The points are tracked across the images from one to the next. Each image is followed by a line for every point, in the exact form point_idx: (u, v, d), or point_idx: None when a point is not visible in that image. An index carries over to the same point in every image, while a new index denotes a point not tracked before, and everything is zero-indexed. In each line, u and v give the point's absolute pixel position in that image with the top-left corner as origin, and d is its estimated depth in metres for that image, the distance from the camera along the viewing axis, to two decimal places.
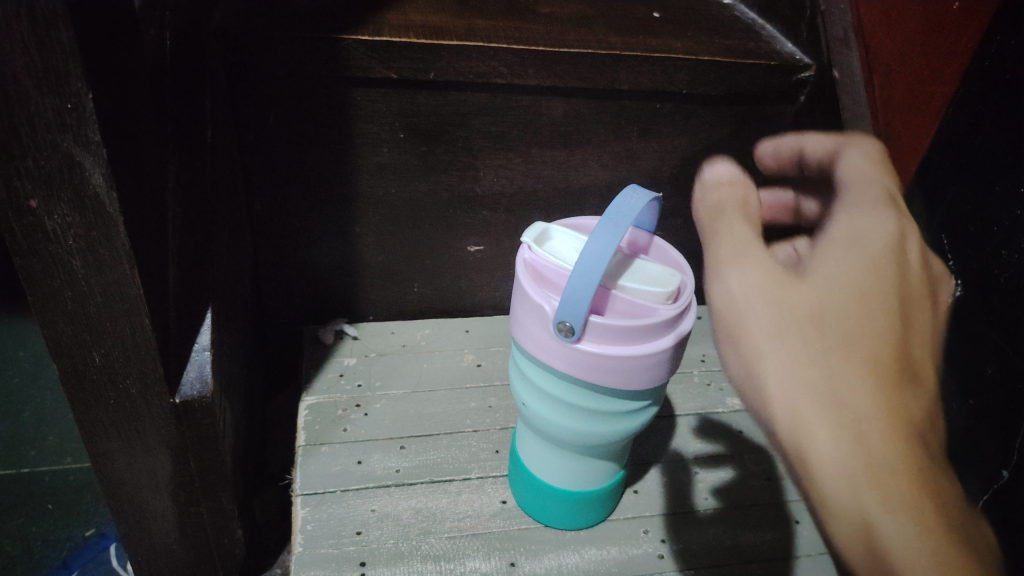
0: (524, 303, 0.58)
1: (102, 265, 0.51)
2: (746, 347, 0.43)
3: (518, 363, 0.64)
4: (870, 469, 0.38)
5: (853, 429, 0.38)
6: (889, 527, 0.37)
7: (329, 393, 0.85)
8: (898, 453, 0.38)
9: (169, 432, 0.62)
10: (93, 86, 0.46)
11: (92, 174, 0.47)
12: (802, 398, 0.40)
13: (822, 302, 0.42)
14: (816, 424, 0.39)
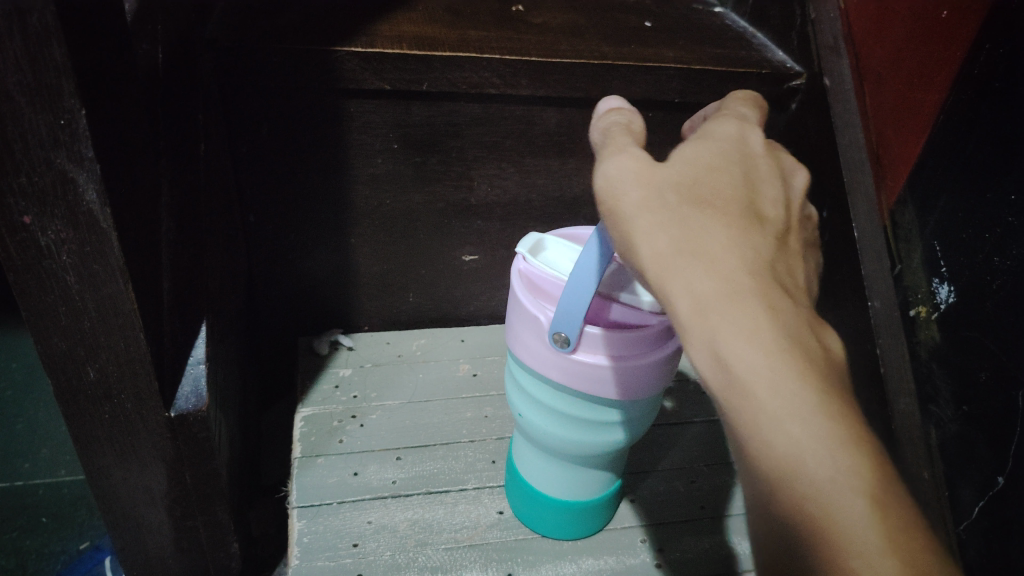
0: (520, 313, 0.58)
1: (96, 280, 0.51)
2: (615, 217, 0.38)
3: (514, 373, 0.64)
4: (755, 333, 0.32)
5: (723, 301, 0.33)
6: (784, 402, 0.31)
7: (324, 405, 0.85)
8: (783, 322, 0.33)
9: (165, 446, 0.62)
10: (86, 102, 0.46)
11: (85, 190, 0.47)
12: (677, 267, 0.35)
13: (689, 180, 0.38)
14: (696, 298, 0.34)
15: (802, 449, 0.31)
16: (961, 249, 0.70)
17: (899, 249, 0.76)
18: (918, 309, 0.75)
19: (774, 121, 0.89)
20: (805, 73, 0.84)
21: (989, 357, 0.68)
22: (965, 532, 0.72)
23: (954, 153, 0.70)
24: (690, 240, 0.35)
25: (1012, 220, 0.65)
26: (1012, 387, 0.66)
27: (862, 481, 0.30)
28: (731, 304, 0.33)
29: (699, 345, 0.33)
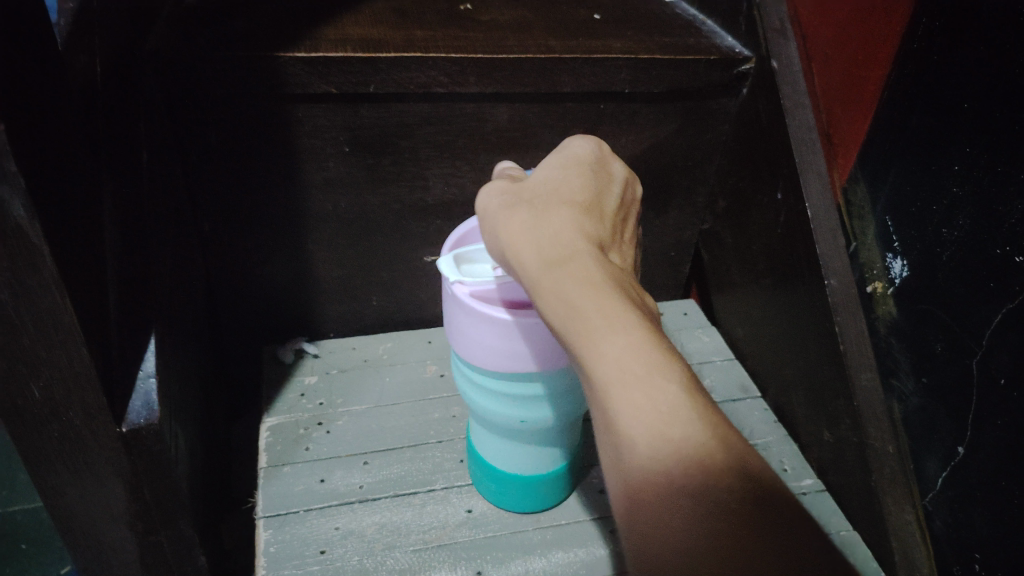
0: (458, 309, 0.57)
1: (31, 297, 0.50)
2: (486, 223, 0.48)
3: (462, 370, 0.63)
4: (575, 277, 0.41)
5: (553, 258, 0.42)
6: (599, 323, 0.38)
7: (290, 414, 0.84)
8: (598, 268, 0.42)
9: (119, 462, 0.61)
10: (6, 115, 0.45)
11: (13, 206, 0.47)
12: (524, 241, 0.44)
13: (538, 183, 0.48)
14: (537, 258, 0.43)
15: (628, 340, 0.37)
16: (911, 222, 0.70)
17: (854, 226, 0.78)
18: (874, 286, 0.76)
19: (727, 106, 0.89)
20: (753, 57, 0.84)
21: (944, 328, 0.67)
22: (932, 503, 0.71)
23: (900, 128, 0.71)
24: (534, 220, 0.45)
25: (958, 191, 0.65)
26: (966, 355, 0.65)
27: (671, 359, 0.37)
28: (559, 259, 0.42)
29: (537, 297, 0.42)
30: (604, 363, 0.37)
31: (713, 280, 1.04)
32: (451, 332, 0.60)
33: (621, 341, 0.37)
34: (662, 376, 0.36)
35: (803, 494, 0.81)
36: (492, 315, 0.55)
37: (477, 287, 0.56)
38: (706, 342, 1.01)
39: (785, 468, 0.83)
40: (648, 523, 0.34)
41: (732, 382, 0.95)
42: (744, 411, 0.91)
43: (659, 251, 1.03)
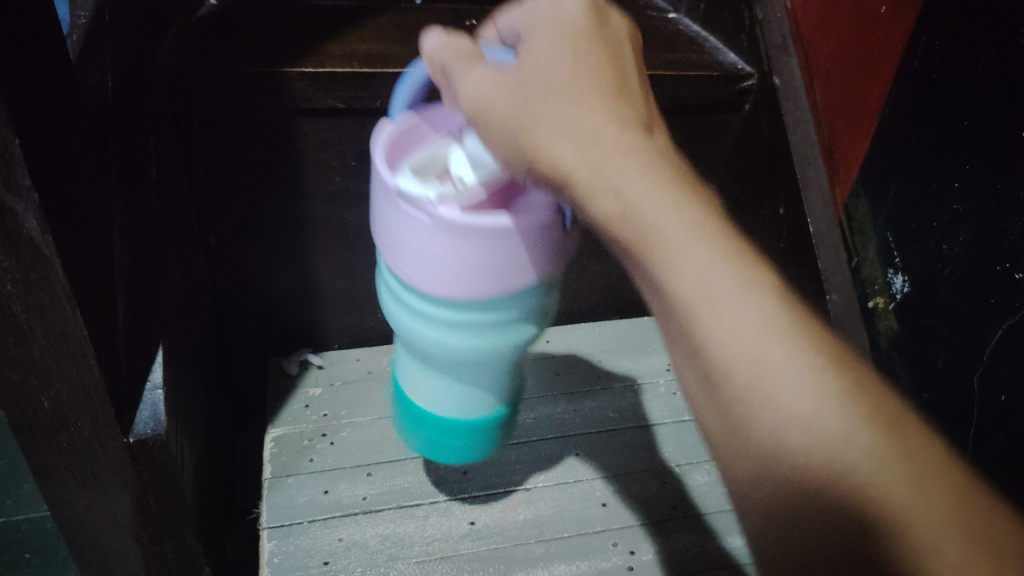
0: (425, 228, 0.46)
1: (42, 308, 0.51)
2: (493, 128, 0.41)
3: (423, 307, 0.52)
4: (637, 192, 0.36)
5: (588, 158, 0.37)
6: (690, 265, 0.35)
7: (294, 425, 0.84)
8: (674, 184, 0.37)
9: (126, 473, 0.62)
10: (20, 130, 0.46)
11: (25, 219, 0.47)
12: (550, 140, 0.38)
13: (542, 67, 0.40)
14: (575, 161, 0.38)
15: (725, 291, 0.35)
16: (911, 238, 0.71)
17: (855, 241, 0.78)
18: (875, 301, 0.76)
19: (729, 121, 0.90)
20: (756, 73, 0.85)
21: (944, 343, 0.68)
22: None
23: (900, 144, 0.71)
24: (561, 121, 0.38)
25: (958, 207, 0.65)
26: (966, 370, 0.66)
27: (780, 307, 0.35)
28: (605, 164, 0.37)
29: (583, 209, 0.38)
30: (715, 327, 0.35)
31: None
32: (413, 266, 0.48)
33: (745, 309, 0.35)
34: (775, 343, 0.34)
35: None
36: (487, 220, 0.45)
37: (455, 196, 0.46)
38: None
39: None
40: (773, 492, 0.35)
41: None
42: None
43: None
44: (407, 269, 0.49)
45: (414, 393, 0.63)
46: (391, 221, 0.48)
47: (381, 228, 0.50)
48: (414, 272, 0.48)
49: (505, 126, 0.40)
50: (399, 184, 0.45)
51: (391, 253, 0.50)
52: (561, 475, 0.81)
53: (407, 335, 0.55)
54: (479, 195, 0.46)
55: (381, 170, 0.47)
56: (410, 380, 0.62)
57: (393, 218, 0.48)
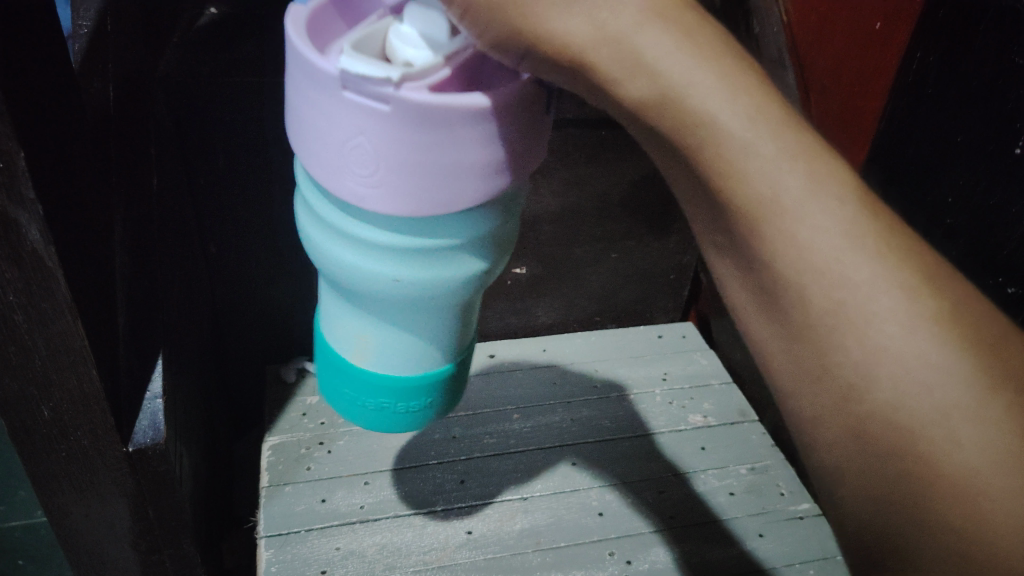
0: (385, 121, 0.35)
1: (44, 319, 0.51)
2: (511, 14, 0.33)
3: (378, 233, 0.40)
4: (680, 71, 0.31)
5: (604, 30, 0.32)
6: (758, 168, 0.31)
7: (291, 433, 0.84)
8: (729, 63, 0.32)
9: (125, 482, 0.62)
10: (25, 142, 0.46)
11: (29, 230, 0.48)
12: (565, 13, 0.32)
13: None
14: (592, 34, 0.32)
15: (809, 212, 0.31)
16: None
17: None
18: None
19: None
20: None
21: None
22: None
23: (895, 158, 0.72)
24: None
25: (952, 222, 0.66)
26: None
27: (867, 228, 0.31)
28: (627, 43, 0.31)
29: (605, 94, 0.33)
30: (787, 242, 0.31)
31: (712, 303, 1.05)
32: (367, 177, 0.37)
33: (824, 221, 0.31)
34: (858, 262, 0.31)
35: (801, 518, 0.82)
36: (462, 103, 0.36)
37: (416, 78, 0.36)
38: (704, 363, 1.01)
39: (782, 492, 0.85)
40: (833, 422, 0.34)
41: (730, 405, 0.95)
42: (742, 434, 0.91)
43: (659, 274, 1.03)
44: (358, 185, 0.38)
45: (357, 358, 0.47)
46: (328, 124, 0.37)
47: (311, 141, 0.38)
48: (368, 187, 0.37)
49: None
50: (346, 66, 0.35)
51: (330, 171, 0.38)
52: (559, 484, 0.82)
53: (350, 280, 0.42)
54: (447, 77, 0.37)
55: (308, 58, 0.36)
56: (350, 346, 0.47)
57: (333, 117, 0.36)
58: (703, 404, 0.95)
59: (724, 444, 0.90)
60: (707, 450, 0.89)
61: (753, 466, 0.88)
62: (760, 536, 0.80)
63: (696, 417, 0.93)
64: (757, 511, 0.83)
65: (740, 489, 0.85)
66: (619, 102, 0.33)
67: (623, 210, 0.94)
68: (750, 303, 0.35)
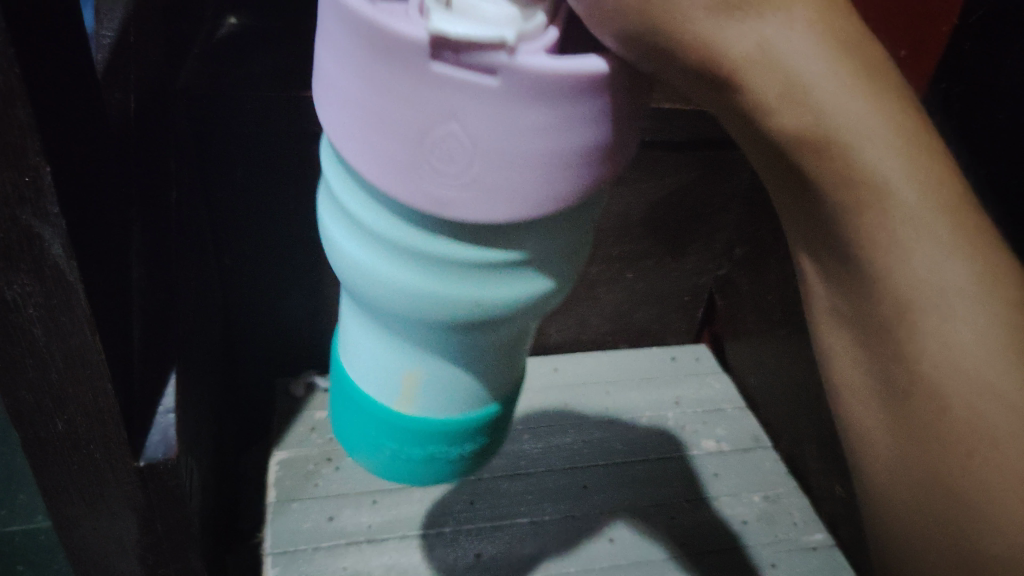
0: (487, 101, 0.32)
1: (63, 332, 0.51)
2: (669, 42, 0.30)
3: (450, 253, 0.38)
4: (842, 105, 0.29)
5: (766, 53, 0.29)
6: (913, 250, 0.31)
7: (300, 448, 0.84)
8: (898, 117, 0.30)
9: (134, 495, 0.61)
10: (52, 157, 0.46)
11: (52, 245, 0.48)
12: (729, 23, 0.29)
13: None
14: (755, 51, 0.29)
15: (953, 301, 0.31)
16: None
17: None
18: None
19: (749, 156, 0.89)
20: None
21: None
22: None
23: None
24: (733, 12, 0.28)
25: None
26: None
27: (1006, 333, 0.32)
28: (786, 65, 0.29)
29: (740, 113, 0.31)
30: (909, 291, 0.31)
31: (727, 326, 1.04)
32: (457, 176, 0.34)
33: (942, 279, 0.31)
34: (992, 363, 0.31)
35: (814, 548, 0.82)
36: (584, 66, 0.33)
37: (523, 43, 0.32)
38: (717, 388, 1.01)
39: (795, 521, 0.85)
40: (892, 489, 0.35)
41: (742, 431, 0.95)
42: (753, 461, 0.91)
43: (673, 295, 1.02)
44: (446, 186, 0.34)
45: (398, 400, 0.47)
46: (413, 112, 0.33)
47: (388, 134, 0.34)
48: (459, 186, 0.34)
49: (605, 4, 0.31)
50: (455, 29, 0.31)
51: (407, 175, 0.34)
52: (570, 507, 0.81)
53: (411, 306, 0.40)
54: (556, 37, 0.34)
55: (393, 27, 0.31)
56: (394, 374, 0.46)
57: (417, 105, 0.32)
58: (715, 429, 0.95)
59: (734, 471, 0.90)
60: (720, 476, 0.89)
61: (765, 494, 0.87)
62: (773, 565, 0.80)
63: (709, 442, 0.92)
64: (769, 540, 0.83)
65: (751, 517, 0.85)
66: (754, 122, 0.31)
67: (640, 230, 0.93)
68: (841, 335, 0.34)
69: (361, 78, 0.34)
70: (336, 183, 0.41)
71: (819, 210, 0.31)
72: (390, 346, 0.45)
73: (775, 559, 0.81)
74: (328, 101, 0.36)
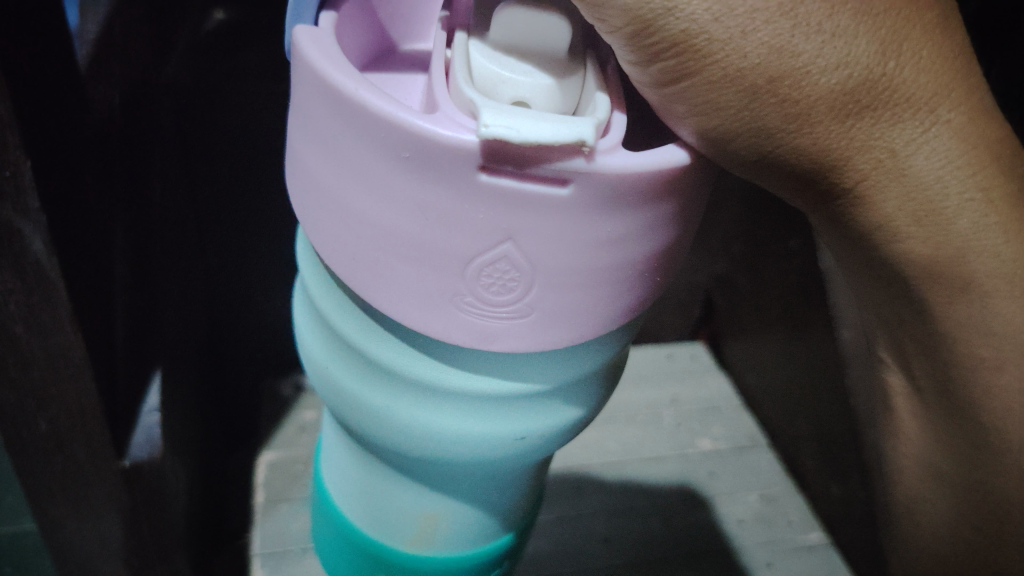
0: (549, 224, 0.37)
1: (43, 329, 0.50)
2: (820, 151, 0.37)
3: (457, 382, 0.46)
4: (951, 205, 0.40)
5: (890, 157, 0.38)
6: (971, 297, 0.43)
7: (288, 449, 0.87)
8: (981, 208, 0.40)
9: (120, 497, 0.60)
10: (33, 152, 0.45)
11: (33, 241, 0.46)
12: (856, 136, 0.37)
13: (827, 11, 0.33)
14: (878, 157, 0.38)
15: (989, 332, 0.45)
16: None
17: None
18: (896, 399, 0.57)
19: None
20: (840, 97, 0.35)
21: None
22: None
23: None
24: (857, 111, 0.36)
25: None
26: None
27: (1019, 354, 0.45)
28: (907, 170, 0.38)
29: (836, 197, 0.40)
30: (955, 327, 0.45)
31: (725, 325, 1.04)
32: (509, 302, 0.40)
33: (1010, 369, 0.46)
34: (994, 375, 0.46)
35: (810, 548, 0.82)
36: (664, 165, 0.37)
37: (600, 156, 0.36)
38: (714, 387, 1.01)
39: (792, 521, 0.84)
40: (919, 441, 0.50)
41: (739, 431, 0.95)
42: (751, 462, 0.91)
43: (669, 294, 1.02)
44: (495, 314, 0.40)
45: (381, 509, 0.62)
46: (470, 240, 0.37)
47: (438, 264, 0.39)
48: (510, 311, 0.40)
49: (700, 98, 0.35)
50: (520, 134, 0.34)
51: (454, 291, 0.39)
52: (565, 508, 0.81)
53: (441, 423, 0.48)
54: (625, 120, 0.39)
55: (453, 142, 0.35)
56: (416, 521, 0.61)
57: (471, 232, 0.37)
58: (712, 428, 0.94)
59: (731, 471, 0.89)
60: (715, 476, 0.88)
61: (762, 494, 0.87)
62: (768, 566, 0.79)
63: (705, 442, 0.92)
64: (766, 540, 0.82)
65: (748, 516, 0.84)
66: (852, 209, 0.41)
67: None
68: (913, 408, 0.51)
69: (407, 203, 0.37)
70: (358, 343, 0.47)
71: (916, 303, 0.45)
72: (415, 494, 0.58)
73: (771, 558, 0.80)
74: (356, 229, 0.40)
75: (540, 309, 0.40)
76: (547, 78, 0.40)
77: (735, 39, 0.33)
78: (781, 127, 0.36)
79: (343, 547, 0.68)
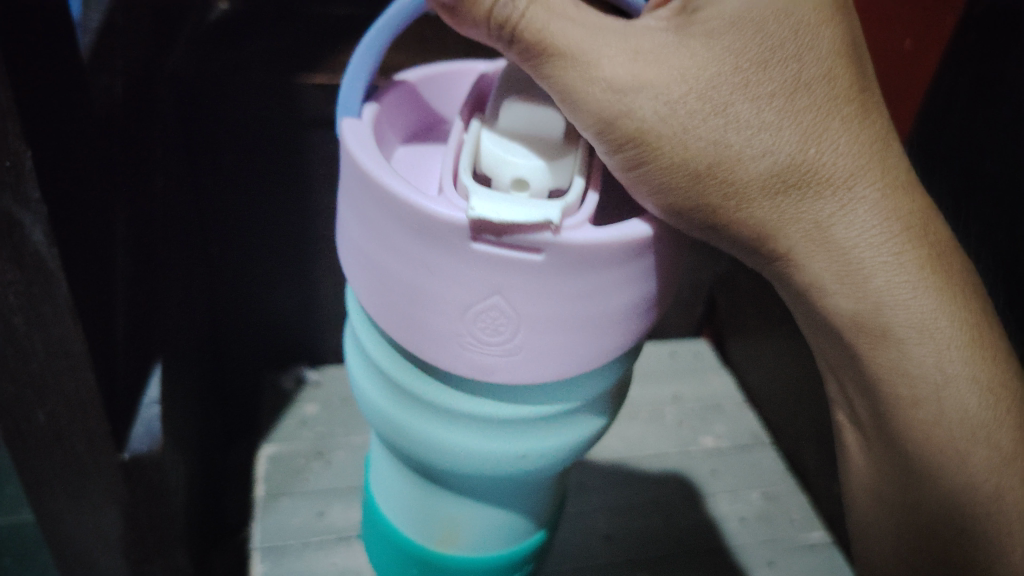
0: (532, 283, 0.38)
1: (43, 321, 0.50)
2: (753, 222, 0.42)
3: (457, 407, 0.46)
4: (881, 277, 0.43)
5: (819, 229, 0.42)
6: (939, 345, 0.46)
7: (290, 443, 0.86)
8: (913, 273, 0.44)
9: (119, 489, 0.60)
10: (34, 142, 0.44)
11: (33, 232, 0.46)
12: (784, 211, 0.41)
13: (754, 109, 0.39)
14: (806, 228, 0.42)
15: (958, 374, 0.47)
16: None
17: None
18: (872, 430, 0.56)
19: None
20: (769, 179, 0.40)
21: None
22: None
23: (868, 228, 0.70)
24: (785, 190, 0.41)
25: None
26: None
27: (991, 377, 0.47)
28: (831, 239, 0.42)
29: (780, 263, 0.44)
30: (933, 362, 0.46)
31: (728, 323, 1.03)
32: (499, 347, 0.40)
33: (974, 364, 0.47)
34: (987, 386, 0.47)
35: (811, 546, 0.81)
36: (629, 237, 0.39)
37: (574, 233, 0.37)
38: (717, 385, 1.01)
39: (795, 520, 0.84)
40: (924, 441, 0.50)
41: (742, 429, 0.94)
42: (754, 460, 0.90)
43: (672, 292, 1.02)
44: (484, 360, 0.41)
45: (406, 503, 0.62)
46: (462, 291, 0.39)
47: (433, 309, 0.40)
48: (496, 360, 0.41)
49: (658, 180, 0.40)
50: (499, 216, 0.36)
51: (448, 342, 0.41)
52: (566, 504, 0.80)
53: (440, 450, 0.49)
54: (597, 200, 0.41)
55: (446, 217, 0.37)
56: (440, 514, 0.60)
57: (462, 288, 0.39)
58: (715, 426, 0.94)
59: (733, 468, 0.89)
60: (717, 473, 0.88)
61: (764, 492, 0.87)
62: (770, 563, 0.79)
63: (708, 439, 0.92)
64: (767, 537, 0.82)
65: (750, 514, 0.84)
66: (794, 274, 0.44)
67: None
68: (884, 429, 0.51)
69: (410, 259, 0.39)
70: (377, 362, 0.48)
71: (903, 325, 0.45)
72: (436, 493, 0.58)
73: (772, 556, 0.80)
74: (366, 272, 0.42)
75: (520, 358, 0.41)
76: (541, 161, 0.41)
77: (678, 135, 0.39)
78: (720, 204, 0.41)
79: (378, 543, 0.69)
